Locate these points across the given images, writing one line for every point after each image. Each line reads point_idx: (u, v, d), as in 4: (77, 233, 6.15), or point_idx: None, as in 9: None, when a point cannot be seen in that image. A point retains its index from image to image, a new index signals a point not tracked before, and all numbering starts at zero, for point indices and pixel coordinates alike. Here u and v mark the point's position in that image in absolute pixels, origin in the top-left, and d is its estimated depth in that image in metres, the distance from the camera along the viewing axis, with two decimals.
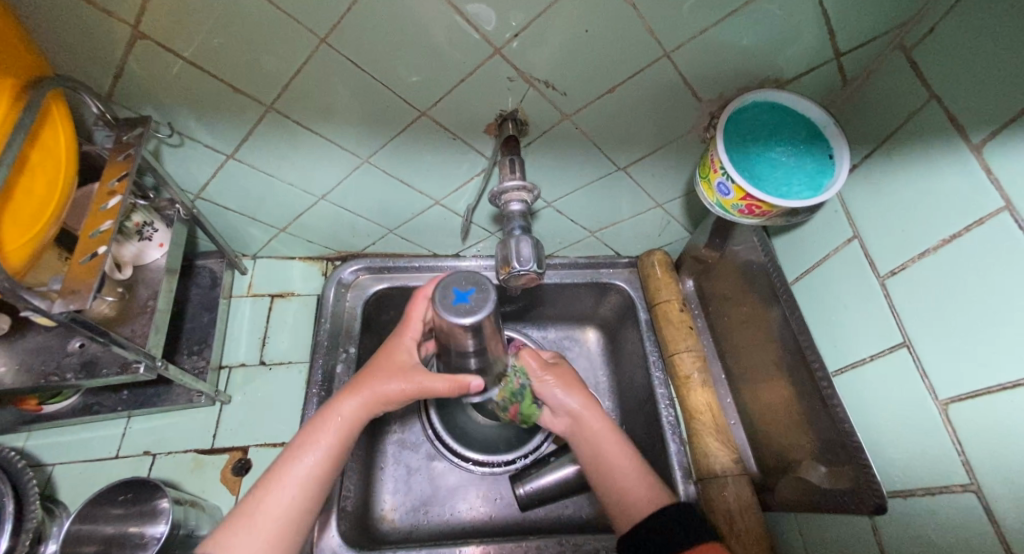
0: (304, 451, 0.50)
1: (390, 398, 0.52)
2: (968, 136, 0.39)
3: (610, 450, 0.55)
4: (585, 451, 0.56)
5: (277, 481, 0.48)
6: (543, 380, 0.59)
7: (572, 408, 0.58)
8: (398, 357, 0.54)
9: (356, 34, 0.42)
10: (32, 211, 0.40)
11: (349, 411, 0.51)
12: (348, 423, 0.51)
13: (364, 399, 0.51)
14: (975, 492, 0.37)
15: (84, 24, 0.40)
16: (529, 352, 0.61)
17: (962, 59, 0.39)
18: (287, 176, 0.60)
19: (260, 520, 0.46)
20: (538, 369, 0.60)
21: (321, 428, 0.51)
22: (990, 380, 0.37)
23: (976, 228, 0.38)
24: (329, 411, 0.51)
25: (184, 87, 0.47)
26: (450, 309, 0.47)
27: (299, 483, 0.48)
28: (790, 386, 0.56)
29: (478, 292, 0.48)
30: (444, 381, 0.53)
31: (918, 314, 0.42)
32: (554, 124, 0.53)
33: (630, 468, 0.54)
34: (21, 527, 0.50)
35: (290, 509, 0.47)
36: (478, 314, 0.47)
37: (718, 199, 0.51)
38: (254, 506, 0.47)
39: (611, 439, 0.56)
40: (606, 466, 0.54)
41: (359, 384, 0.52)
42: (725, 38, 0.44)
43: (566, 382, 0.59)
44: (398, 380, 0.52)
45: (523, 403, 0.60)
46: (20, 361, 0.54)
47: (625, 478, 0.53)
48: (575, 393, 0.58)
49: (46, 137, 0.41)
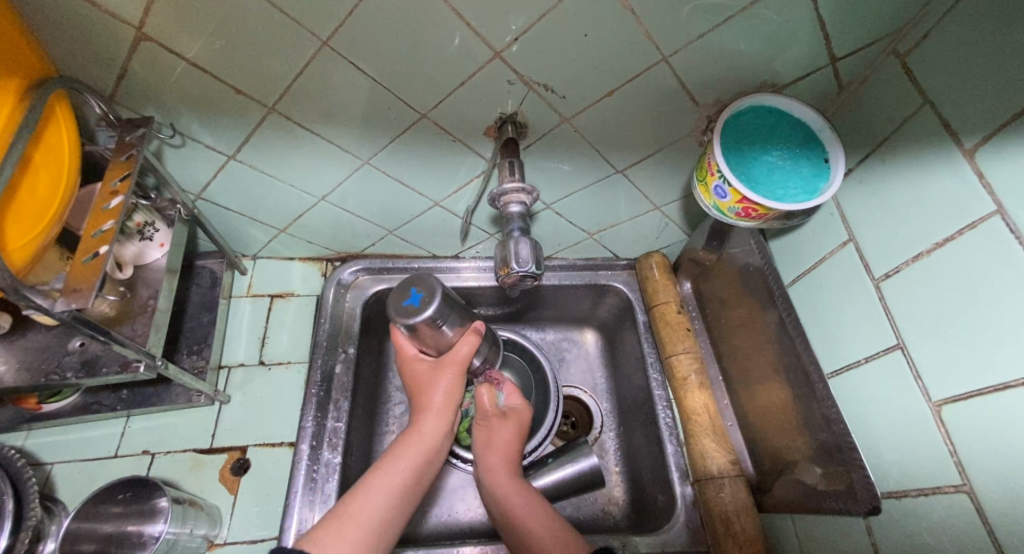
0: (389, 462, 0.52)
1: (452, 396, 0.57)
2: (960, 141, 0.40)
3: (521, 509, 0.54)
4: (495, 510, 0.56)
5: (363, 487, 0.50)
6: (487, 420, 0.62)
7: (489, 462, 0.59)
8: (418, 368, 0.58)
9: (357, 38, 0.43)
10: (34, 210, 0.40)
11: (427, 426, 0.55)
12: (429, 436, 0.55)
13: (438, 410, 0.56)
14: (968, 492, 0.38)
15: (89, 27, 0.40)
16: (486, 387, 0.64)
17: (955, 66, 0.40)
18: (288, 177, 0.61)
19: (351, 521, 0.47)
20: (488, 410, 0.62)
21: (405, 443, 0.54)
22: (983, 382, 0.37)
23: (969, 232, 0.39)
24: (411, 430, 0.55)
25: (187, 89, 0.47)
26: (417, 314, 0.50)
27: (388, 489, 0.50)
28: (786, 388, 0.56)
29: (422, 285, 0.52)
30: (467, 343, 0.57)
31: (912, 316, 0.43)
32: (554, 127, 0.54)
33: (544, 530, 0.52)
34: (20, 525, 0.50)
35: (380, 513, 0.48)
36: (438, 297, 0.51)
37: (715, 201, 0.51)
38: (342, 511, 0.48)
39: (522, 498, 0.55)
40: (517, 525, 0.53)
41: (422, 401, 0.56)
42: (722, 43, 0.44)
43: (487, 438, 0.61)
44: (446, 376, 0.56)
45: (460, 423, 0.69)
46: (21, 359, 0.54)
47: (534, 535, 0.52)
48: (491, 452, 0.60)
49: (50, 136, 0.41)
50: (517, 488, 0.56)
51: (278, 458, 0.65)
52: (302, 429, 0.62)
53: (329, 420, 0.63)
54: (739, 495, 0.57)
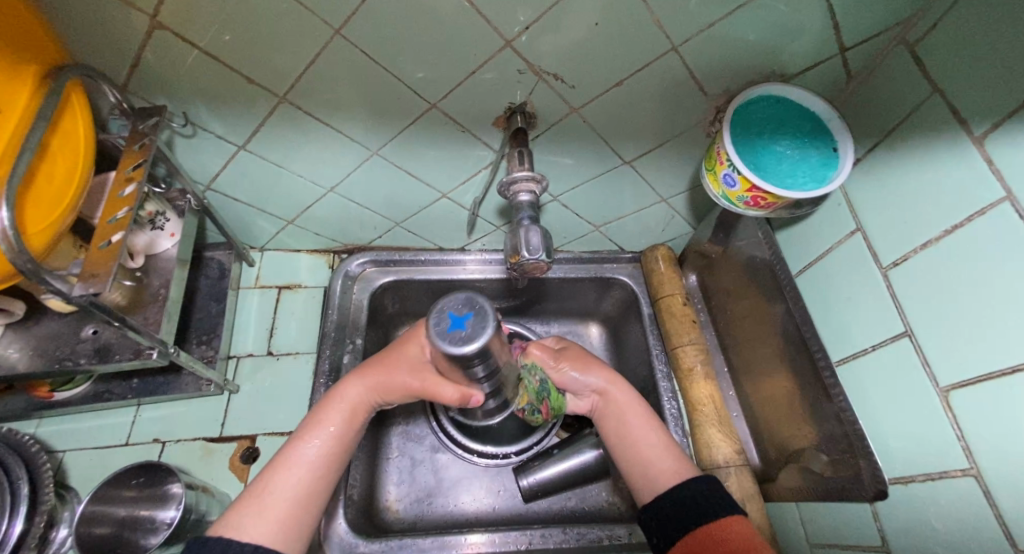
0: (312, 433, 0.50)
1: (395, 385, 0.53)
2: (970, 129, 0.40)
3: (637, 425, 0.55)
4: (610, 424, 0.56)
5: (284, 462, 0.48)
6: (558, 369, 0.59)
7: (596, 382, 0.58)
8: (410, 351, 0.55)
9: (368, 26, 0.43)
10: (52, 196, 0.41)
11: (354, 396, 0.53)
12: (353, 407, 0.52)
13: (370, 383, 0.53)
14: (975, 476, 0.38)
15: (103, 15, 0.41)
16: (536, 346, 0.60)
17: (964, 54, 0.40)
18: (297, 168, 0.61)
19: (269, 500, 0.46)
20: (550, 359, 0.59)
21: (328, 411, 0.52)
22: (990, 367, 0.38)
23: (978, 219, 0.39)
24: (334, 395, 0.53)
25: (199, 78, 0.47)
26: (455, 344, 0.44)
27: (307, 465, 0.49)
28: (791, 377, 0.57)
29: (473, 324, 0.44)
30: (453, 390, 0.52)
31: (919, 304, 0.43)
32: (562, 117, 0.54)
33: (655, 441, 0.54)
34: (36, 509, 0.51)
35: (297, 491, 0.47)
36: (467, 347, 0.44)
37: (724, 190, 0.51)
38: (261, 488, 0.47)
39: (637, 412, 0.56)
40: (635, 440, 0.54)
41: (366, 370, 0.54)
42: (732, 32, 0.44)
43: (582, 363, 0.59)
44: (404, 369, 0.53)
45: (550, 398, 0.59)
46: (34, 346, 0.55)
47: (655, 448, 0.53)
48: (594, 371, 0.58)
49: (66, 124, 0.42)
50: (632, 401, 0.57)
51: None
52: None
53: None
54: (745, 484, 0.57)
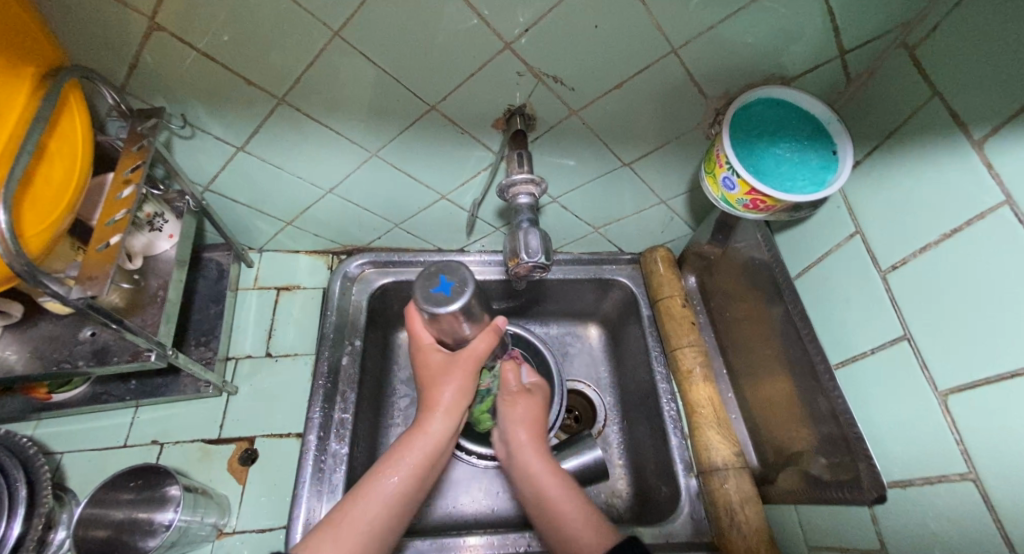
0: (392, 466, 0.50)
1: (462, 396, 0.54)
2: (969, 132, 0.40)
3: (553, 491, 0.53)
4: (527, 489, 0.55)
5: (362, 494, 0.49)
6: (512, 399, 0.60)
7: (521, 440, 0.57)
8: (431, 360, 0.55)
9: (368, 28, 0.43)
10: (50, 199, 0.41)
11: (437, 427, 0.53)
12: (438, 438, 0.52)
13: (447, 410, 0.53)
14: (974, 480, 0.38)
15: (102, 16, 0.40)
16: (510, 365, 0.61)
17: (963, 58, 0.40)
18: (296, 169, 0.61)
19: (343, 534, 0.46)
20: (514, 387, 0.61)
21: (410, 445, 0.52)
22: (988, 371, 0.38)
23: (977, 222, 0.39)
24: (416, 431, 0.53)
25: (198, 80, 0.47)
26: (463, 293, 0.50)
27: (386, 498, 0.49)
28: (790, 380, 0.57)
29: (449, 274, 0.51)
30: (484, 342, 0.55)
31: (919, 307, 0.43)
32: (562, 120, 0.54)
33: (574, 512, 0.51)
34: (33, 512, 0.51)
35: (374, 526, 0.47)
36: (469, 278, 0.51)
37: (723, 193, 0.51)
38: (335, 520, 0.47)
39: (554, 480, 0.54)
40: (548, 506, 0.53)
41: (431, 399, 0.53)
42: (731, 35, 0.44)
43: (525, 410, 0.59)
44: (457, 374, 0.53)
45: (480, 405, 0.62)
46: (32, 348, 0.55)
47: (569, 519, 0.51)
48: (525, 426, 0.58)
49: (65, 126, 0.42)
50: (551, 469, 0.55)
51: (286, 449, 0.65)
52: (310, 419, 0.62)
53: (336, 411, 0.64)
54: (743, 486, 0.57)
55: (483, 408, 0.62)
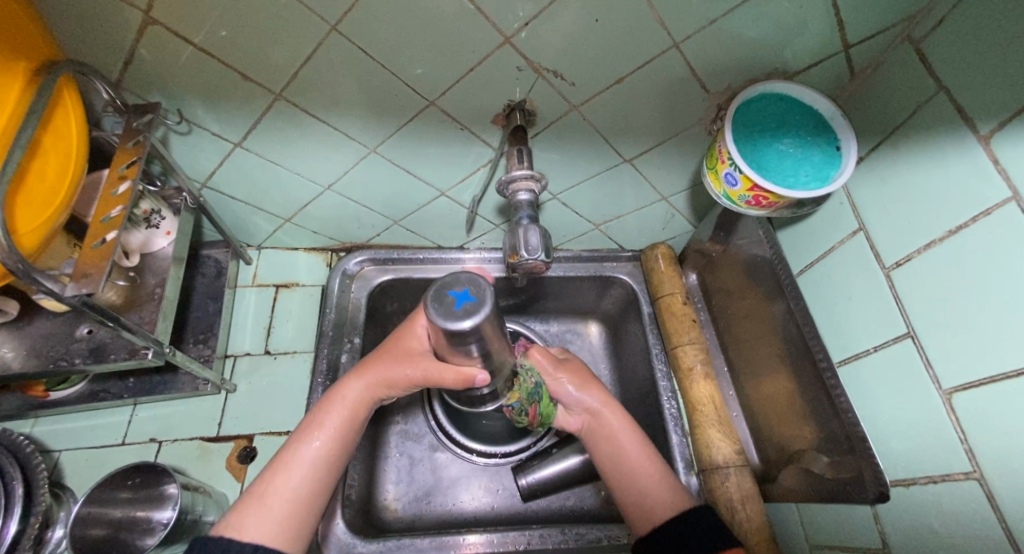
0: (314, 434, 0.50)
1: (396, 381, 0.52)
2: (975, 128, 0.39)
3: (629, 449, 0.54)
4: (607, 450, 0.55)
5: (285, 463, 0.48)
6: (556, 378, 0.59)
7: (591, 405, 0.58)
8: (409, 344, 0.54)
9: (365, 21, 0.42)
10: (43, 196, 0.40)
11: (354, 394, 0.52)
12: (358, 406, 0.52)
13: (369, 379, 0.52)
14: (978, 479, 0.38)
15: (96, 9, 0.40)
16: (536, 350, 0.61)
17: (970, 52, 0.40)
18: (294, 165, 0.60)
19: (269, 502, 0.46)
20: (550, 367, 0.60)
21: (328, 412, 0.51)
22: (994, 370, 0.37)
23: (983, 219, 0.39)
24: (335, 396, 0.52)
25: (193, 75, 0.47)
26: (474, 314, 0.43)
27: (309, 467, 0.48)
28: (792, 377, 0.56)
29: (464, 283, 0.45)
30: (455, 374, 0.50)
31: (923, 305, 0.43)
32: (562, 115, 0.53)
33: (652, 468, 0.53)
34: (31, 510, 0.51)
35: (298, 492, 0.47)
36: (488, 286, 0.45)
37: (725, 190, 0.51)
38: (261, 490, 0.47)
39: (630, 435, 0.55)
40: (627, 465, 0.54)
41: (365, 367, 0.53)
42: (734, 29, 0.44)
43: (580, 380, 0.59)
44: (406, 360, 0.52)
45: (541, 403, 0.58)
46: (29, 346, 0.54)
47: (646, 474, 0.53)
48: (591, 391, 0.58)
49: (58, 122, 0.41)
50: (625, 427, 0.56)
51: None
52: None
53: None
54: (745, 484, 0.57)
55: (546, 403, 0.58)
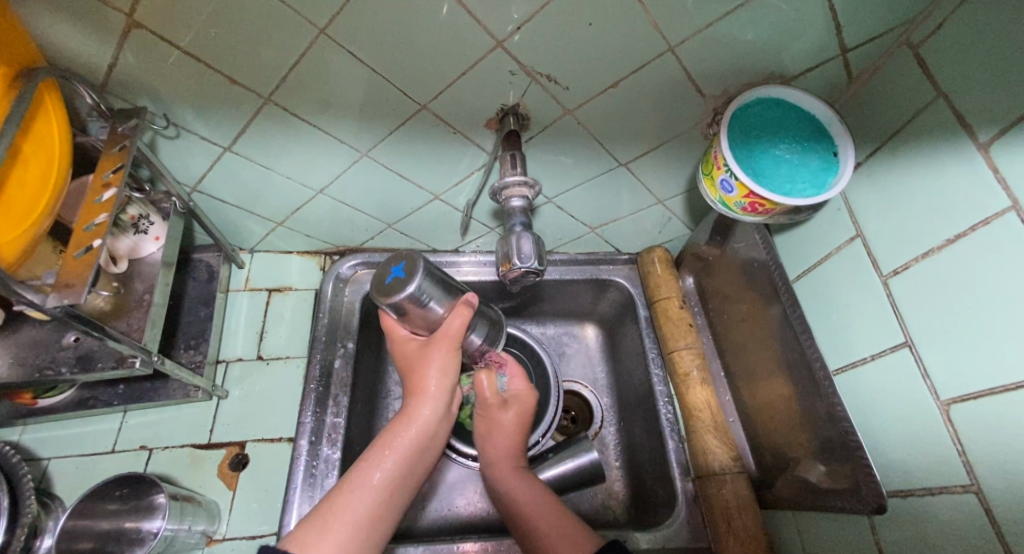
0: (380, 454, 0.49)
1: (446, 372, 0.53)
2: (975, 135, 0.39)
3: (527, 505, 0.54)
4: (502, 502, 0.56)
5: (351, 485, 0.47)
6: (487, 412, 0.61)
7: (497, 454, 0.59)
8: (408, 349, 0.56)
9: (355, 25, 0.41)
10: (23, 204, 0.39)
11: (425, 411, 0.52)
12: (424, 423, 0.51)
13: (430, 393, 0.52)
14: (976, 492, 0.37)
15: (79, 13, 0.39)
16: (485, 373, 0.63)
17: (969, 58, 0.39)
18: (285, 169, 0.59)
19: (333, 521, 0.44)
20: (490, 397, 0.61)
21: (397, 432, 0.50)
22: (992, 382, 0.37)
23: (983, 228, 0.38)
24: (402, 417, 0.52)
25: (180, 79, 0.46)
26: (412, 271, 0.50)
27: (376, 486, 0.47)
28: (789, 384, 0.56)
29: (392, 265, 0.52)
30: (457, 320, 0.53)
31: (922, 314, 0.42)
32: (557, 119, 0.52)
33: (548, 523, 0.52)
34: (17, 521, 0.50)
35: (364, 513, 0.45)
36: (413, 252, 0.52)
37: (721, 196, 0.50)
38: (325, 511, 0.45)
39: (525, 489, 0.56)
40: (524, 522, 0.53)
41: (416, 386, 0.53)
42: (729, 32, 0.43)
43: (507, 425, 0.61)
44: (434, 350, 0.53)
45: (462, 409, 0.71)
46: (14, 355, 0.53)
47: (542, 529, 0.51)
48: (501, 440, 0.60)
49: (39, 126, 0.40)
50: (524, 484, 0.56)
51: (277, 455, 0.64)
52: (301, 424, 0.61)
53: (328, 415, 0.63)
54: (741, 491, 0.56)
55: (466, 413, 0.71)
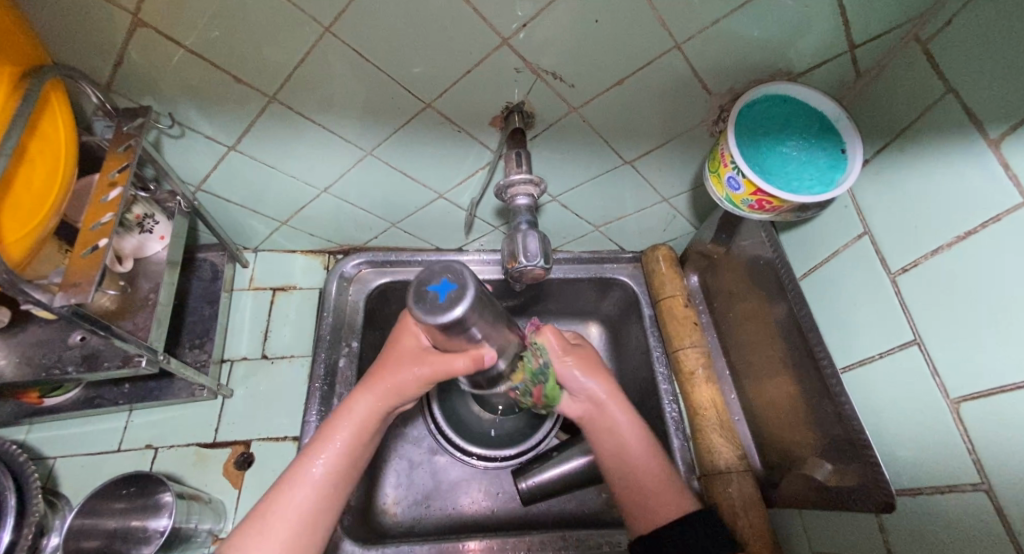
0: (320, 451, 0.49)
1: (407, 387, 0.50)
2: (985, 131, 0.38)
3: (633, 446, 0.54)
4: (605, 441, 0.55)
5: (289, 482, 0.47)
6: (564, 362, 0.57)
7: (597, 396, 0.56)
8: (404, 343, 0.52)
9: (360, 23, 0.41)
10: (31, 204, 0.39)
11: (364, 406, 0.50)
12: (363, 421, 0.50)
13: (379, 393, 0.50)
14: (986, 491, 0.37)
15: (84, 11, 0.39)
16: (547, 329, 0.58)
17: (978, 54, 0.39)
18: (289, 168, 0.59)
19: (270, 522, 0.45)
20: (560, 349, 0.57)
21: (336, 426, 0.50)
22: (1001, 380, 0.36)
23: (993, 225, 0.38)
24: (343, 410, 0.51)
25: (185, 78, 0.46)
26: (462, 299, 0.42)
27: (312, 486, 0.47)
28: (795, 382, 0.55)
29: (439, 272, 0.43)
30: (462, 358, 0.49)
31: (930, 312, 0.42)
32: (562, 117, 0.52)
33: (654, 467, 0.53)
34: (24, 520, 0.50)
35: (299, 513, 0.46)
36: (464, 268, 0.43)
37: (728, 193, 0.50)
38: (265, 508, 0.46)
39: (632, 429, 0.55)
40: (630, 462, 0.53)
41: (373, 383, 0.51)
42: (736, 29, 0.43)
43: (589, 368, 0.57)
44: (414, 367, 0.50)
45: (546, 384, 0.57)
46: (21, 354, 0.54)
47: (650, 473, 0.52)
48: (598, 379, 0.57)
49: (45, 125, 0.40)
50: (631, 424, 0.55)
51: (282, 453, 0.64)
52: (306, 423, 0.61)
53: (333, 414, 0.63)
54: (747, 490, 0.56)
55: (551, 387, 0.57)
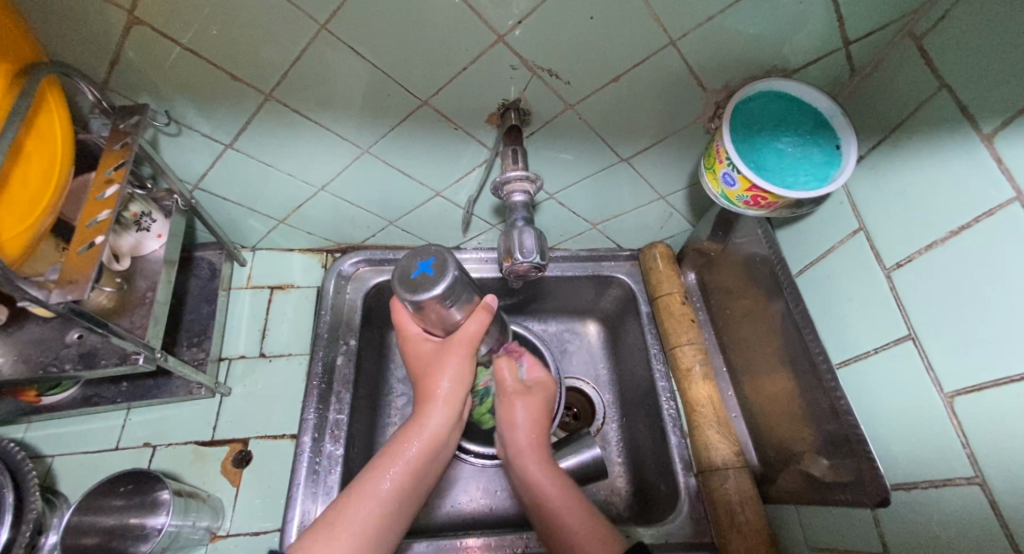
0: (390, 463, 0.50)
1: (459, 384, 0.53)
2: (979, 127, 0.39)
3: (554, 498, 0.53)
4: (527, 492, 0.55)
5: (357, 493, 0.48)
6: (506, 399, 0.60)
7: (520, 444, 0.57)
8: (423, 350, 0.55)
9: (355, 20, 0.41)
10: (27, 201, 0.40)
11: (432, 420, 0.52)
12: (434, 431, 0.52)
13: (440, 400, 0.52)
14: (981, 485, 0.37)
15: (80, 9, 0.39)
16: (504, 360, 0.63)
17: (972, 49, 0.39)
18: (286, 166, 0.59)
19: (342, 530, 0.45)
20: (511, 386, 0.61)
21: (404, 440, 0.51)
22: (996, 374, 0.37)
23: (986, 220, 0.38)
24: (410, 424, 0.52)
25: (181, 76, 0.46)
26: (444, 269, 0.46)
27: (384, 495, 0.48)
28: (791, 378, 0.56)
29: (415, 260, 0.47)
30: (473, 322, 0.53)
31: (924, 307, 0.42)
32: (558, 114, 0.52)
33: (575, 519, 0.51)
34: (22, 518, 0.50)
35: (371, 523, 0.46)
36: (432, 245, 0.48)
37: (723, 190, 0.50)
38: (332, 520, 0.46)
39: (553, 482, 0.54)
40: (550, 515, 0.52)
41: (426, 392, 0.53)
42: (731, 25, 0.43)
43: (526, 412, 0.60)
44: (452, 357, 0.53)
45: (480, 407, 0.71)
46: (19, 352, 0.54)
47: (570, 524, 0.51)
48: (530, 428, 0.58)
49: (41, 123, 0.41)
50: (549, 475, 0.55)
51: (280, 451, 0.64)
52: (304, 421, 0.61)
53: (331, 411, 0.63)
54: (744, 486, 0.56)
55: (484, 407, 0.70)
